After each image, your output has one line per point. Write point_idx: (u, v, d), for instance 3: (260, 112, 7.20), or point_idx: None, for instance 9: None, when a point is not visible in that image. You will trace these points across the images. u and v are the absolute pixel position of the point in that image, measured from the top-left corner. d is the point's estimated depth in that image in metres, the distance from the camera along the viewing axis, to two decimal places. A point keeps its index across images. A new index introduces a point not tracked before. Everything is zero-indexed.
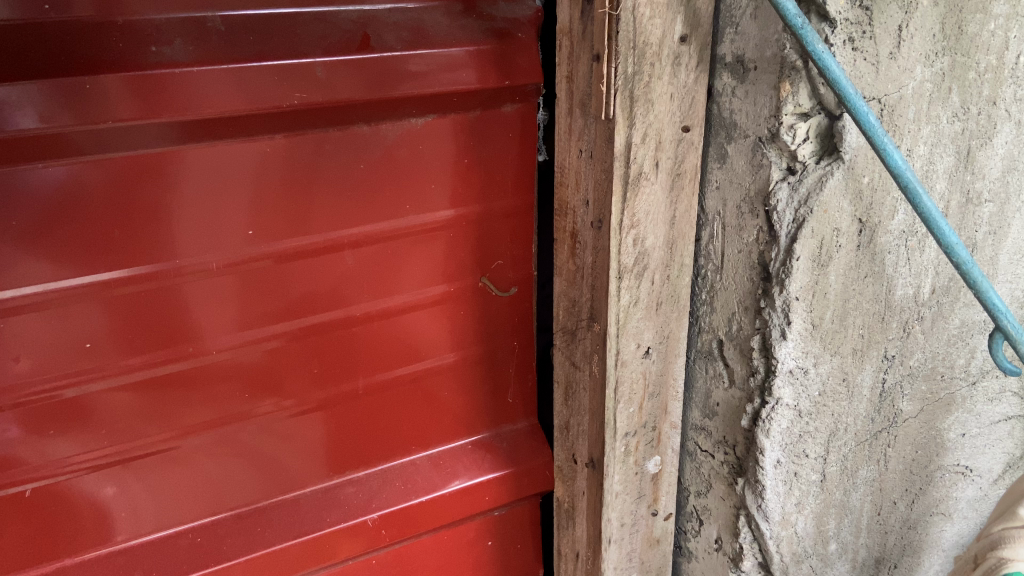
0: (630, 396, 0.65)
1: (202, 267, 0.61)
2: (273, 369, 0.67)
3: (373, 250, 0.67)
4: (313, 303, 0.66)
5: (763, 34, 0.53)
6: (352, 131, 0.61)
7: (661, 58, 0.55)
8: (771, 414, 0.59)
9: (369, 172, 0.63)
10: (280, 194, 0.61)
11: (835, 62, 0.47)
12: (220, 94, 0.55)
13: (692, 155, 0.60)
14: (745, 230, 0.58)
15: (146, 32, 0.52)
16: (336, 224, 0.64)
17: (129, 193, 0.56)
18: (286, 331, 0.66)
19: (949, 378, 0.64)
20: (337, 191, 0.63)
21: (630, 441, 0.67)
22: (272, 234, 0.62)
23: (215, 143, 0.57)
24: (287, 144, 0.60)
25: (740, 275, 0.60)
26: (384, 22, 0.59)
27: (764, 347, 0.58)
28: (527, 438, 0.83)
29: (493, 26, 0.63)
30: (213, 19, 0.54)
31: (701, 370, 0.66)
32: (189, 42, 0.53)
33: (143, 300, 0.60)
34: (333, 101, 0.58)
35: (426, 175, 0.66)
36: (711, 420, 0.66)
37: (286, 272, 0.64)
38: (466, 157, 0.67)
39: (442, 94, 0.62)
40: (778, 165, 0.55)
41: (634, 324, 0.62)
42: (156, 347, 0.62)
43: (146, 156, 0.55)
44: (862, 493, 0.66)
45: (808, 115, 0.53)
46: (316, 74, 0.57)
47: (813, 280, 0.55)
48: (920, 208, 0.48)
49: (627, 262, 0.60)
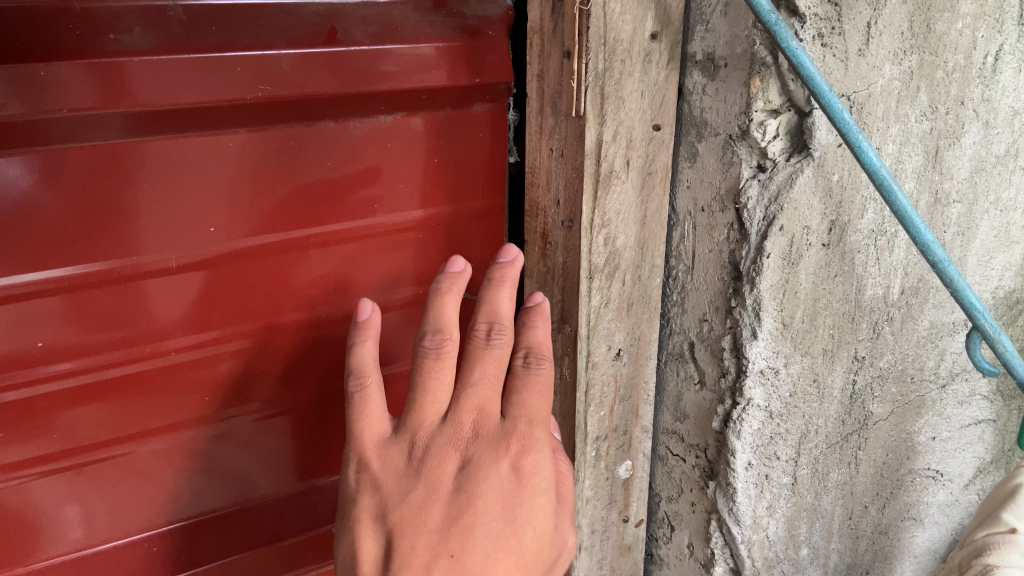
0: (601, 398, 0.64)
1: (162, 265, 0.59)
2: (236, 372, 0.65)
3: (341, 249, 0.65)
4: (278, 304, 0.65)
5: (733, 31, 0.53)
6: (319, 127, 0.60)
7: (632, 55, 0.55)
8: (743, 415, 0.58)
9: (336, 169, 0.62)
10: (244, 191, 0.59)
11: (808, 57, 0.47)
12: (182, 85, 0.53)
13: (663, 154, 0.59)
14: (716, 229, 0.58)
15: (105, 20, 0.50)
16: (302, 221, 0.62)
17: (87, 186, 0.54)
18: (250, 332, 0.64)
19: (918, 380, 0.64)
20: (303, 188, 0.61)
21: (601, 445, 0.65)
22: (236, 232, 0.60)
23: (177, 136, 0.56)
24: (252, 139, 0.58)
25: (710, 275, 0.59)
26: (351, 16, 0.57)
27: (735, 347, 0.58)
28: None
29: (465, 24, 0.62)
30: (174, 8, 0.52)
31: (673, 372, 0.65)
32: (149, 31, 0.52)
33: (100, 298, 0.57)
34: (299, 95, 0.57)
35: (395, 174, 0.65)
36: (682, 423, 0.66)
37: (250, 270, 0.62)
38: (435, 157, 0.66)
39: (410, 91, 0.61)
40: (748, 163, 0.54)
41: (605, 325, 0.61)
42: (113, 347, 0.59)
43: (104, 148, 0.54)
44: (833, 496, 0.66)
45: (777, 112, 0.53)
46: (283, 67, 0.56)
47: (783, 278, 0.55)
48: (895, 206, 0.48)
49: (597, 262, 0.59)
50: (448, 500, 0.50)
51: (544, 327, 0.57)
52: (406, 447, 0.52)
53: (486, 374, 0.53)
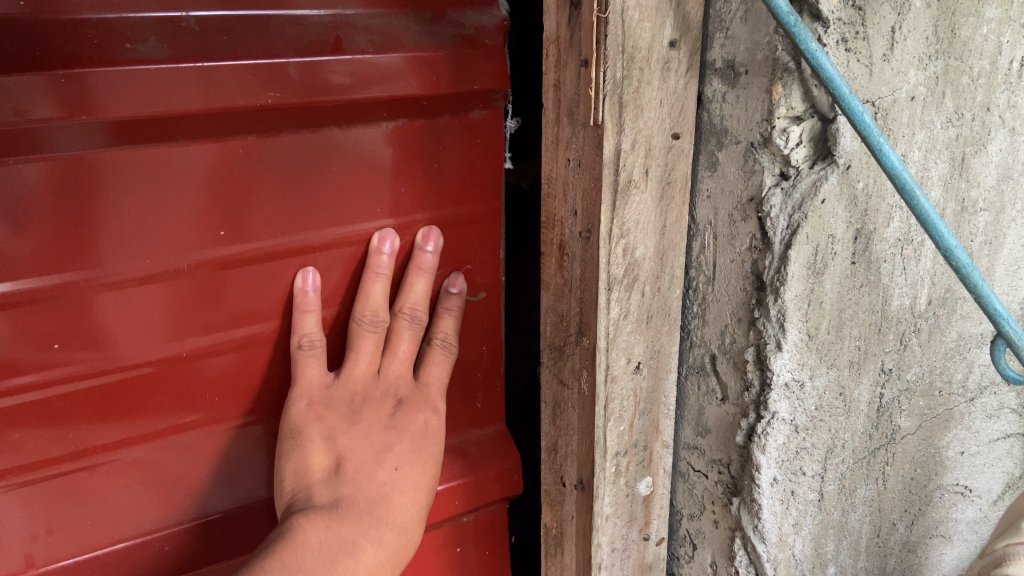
0: (620, 413, 0.62)
1: (166, 272, 0.59)
2: (236, 377, 0.66)
3: (341, 255, 0.66)
4: (279, 312, 0.65)
5: (754, 37, 0.52)
6: (323, 133, 0.61)
7: (651, 63, 0.54)
8: (767, 429, 0.57)
9: (337, 174, 0.62)
10: (248, 199, 0.60)
11: (827, 59, 0.46)
12: (193, 95, 0.54)
13: (682, 164, 0.58)
14: (738, 238, 0.57)
15: (122, 30, 0.51)
16: (305, 229, 0.63)
17: (98, 196, 0.55)
18: (250, 338, 0.65)
19: (946, 394, 0.63)
20: (306, 195, 0.62)
21: (621, 461, 0.64)
22: (241, 239, 0.61)
23: (186, 144, 0.56)
24: (259, 145, 0.59)
25: (733, 286, 0.58)
26: (356, 26, 0.59)
27: (759, 359, 0.56)
28: (495, 443, 0.81)
29: (462, 32, 0.63)
30: (187, 20, 0.53)
31: (693, 386, 0.64)
32: (164, 41, 0.53)
33: (108, 304, 0.58)
34: (307, 102, 0.58)
35: (395, 181, 0.65)
36: (703, 438, 0.64)
37: (252, 277, 0.63)
38: (433, 162, 0.66)
39: (411, 97, 0.62)
40: (771, 171, 0.53)
41: (624, 337, 0.60)
42: (116, 354, 0.60)
43: (114, 157, 0.54)
44: (861, 513, 0.64)
45: (801, 119, 0.52)
46: (291, 74, 0.57)
47: (808, 288, 0.54)
48: (916, 208, 0.47)
49: (616, 273, 0.58)
50: (385, 432, 0.69)
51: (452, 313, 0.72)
52: (348, 395, 0.69)
53: (407, 345, 0.70)
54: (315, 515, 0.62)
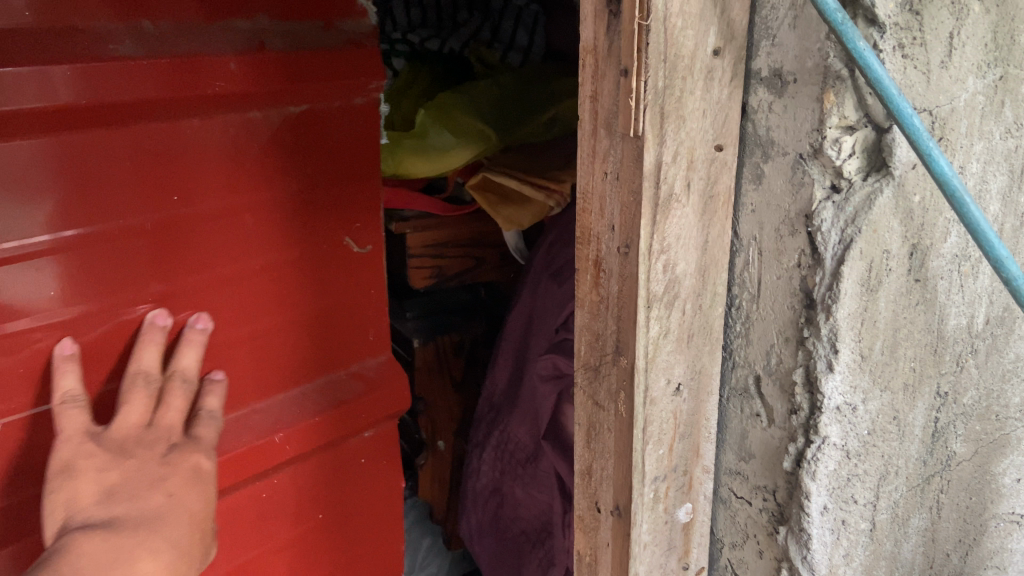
0: (659, 436, 0.60)
1: (134, 229, 0.73)
2: (181, 324, 0.80)
3: (266, 218, 0.83)
4: (211, 265, 0.80)
5: (803, 44, 0.50)
6: (250, 117, 0.79)
7: (694, 72, 0.52)
8: (817, 455, 0.54)
9: (259, 151, 0.81)
10: (193, 168, 0.75)
11: (877, 61, 0.43)
12: (156, 84, 0.70)
13: (725, 176, 0.56)
14: (785, 254, 0.54)
15: (103, 35, 0.68)
16: (236, 191, 0.80)
17: (84, 167, 0.68)
18: (194, 289, 0.79)
19: (1002, 419, 0.62)
20: (238, 163, 0.79)
21: (660, 486, 0.61)
22: (188, 201, 0.76)
23: (148, 125, 0.71)
24: (204, 126, 0.75)
25: (779, 305, 0.56)
26: (271, 32, 0.79)
27: (808, 381, 0.54)
28: (391, 368, 1.04)
29: (350, 38, 0.86)
30: (146, 24, 0.70)
31: (736, 409, 0.61)
32: (134, 42, 0.69)
33: (94, 257, 0.71)
34: (243, 87, 0.76)
35: (301, 158, 0.85)
36: (747, 463, 0.61)
37: (194, 235, 0.78)
38: (329, 139, 0.87)
39: (315, 85, 0.83)
40: (821, 183, 0.51)
41: (664, 357, 0.58)
42: (104, 302, 0.73)
43: (97, 137, 0.68)
44: (914, 544, 0.61)
45: (854, 128, 0.49)
46: (232, 68, 0.75)
47: (861, 306, 0.51)
48: (967, 219, 0.43)
49: (656, 290, 0.56)
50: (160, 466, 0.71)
51: (193, 345, 0.79)
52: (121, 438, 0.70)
53: (176, 394, 0.76)
54: (92, 532, 0.62)
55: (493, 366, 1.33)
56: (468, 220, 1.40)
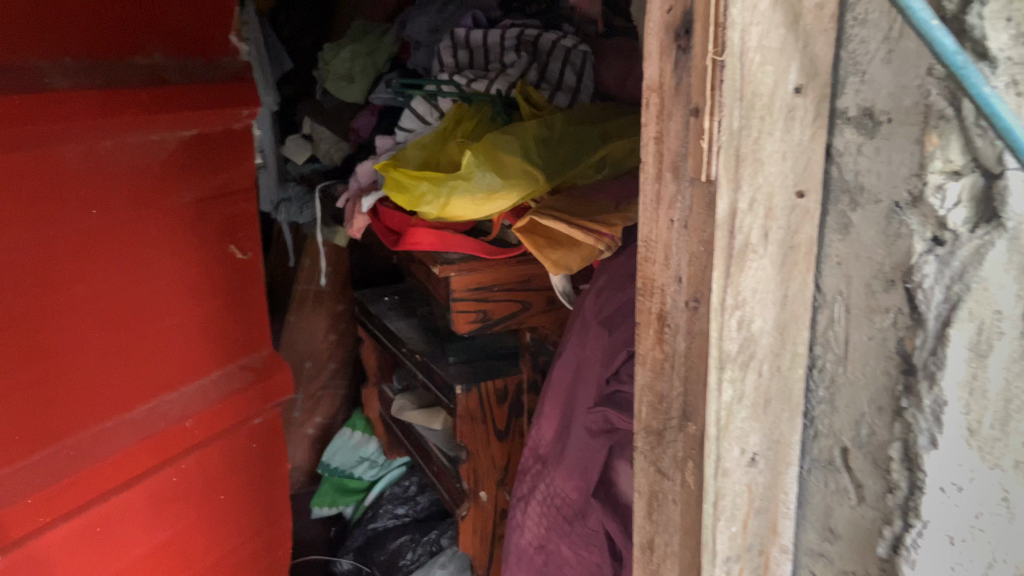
0: (732, 512, 0.55)
1: (74, 230, 0.91)
2: (103, 317, 0.98)
3: (173, 225, 1.05)
4: (126, 266, 1.00)
5: (900, 80, 0.46)
6: (157, 139, 0.98)
7: (773, 111, 0.48)
8: (917, 540, 0.52)
9: (166, 170, 1.01)
10: (114, 182, 0.95)
11: (1000, 104, 0.40)
12: (88, 108, 0.88)
13: (807, 226, 0.51)
14: (878, 313, 0.50)
15: (47, 72, 0.85)
16: (149, 205, 1.00)
17: (40, 177, 0.86)
18: (114, 286, 0.99)
19: None
20: (150, 180, 0.99)
21: (732, 566, 0.56)
22: (109, 211, 0.95)
23: (87, 146, 0.90)
24: (122, 147, 0.94)
25: (871, 369, 0.51)
26: (167, 66, 0.99)
27: (907, 457, 0.51)
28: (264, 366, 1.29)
29: (233, 72, 1.09)
30: (70, 60, 0.88)
31: (818, 482, 0.57)
32: (70, 77, 0.87)
33: (42, 255, 0.89)
34: (157, 113, 0.96)
35: (197, 177, 1.06)
36: (832, 542, 0.57)
37: (115, 238, 0.97)
38: (216, 162, 1.09)
39: (211, 112, 1.04)
40: (921, 235, 0.47)
41: (738, 425, 0.53)
42: (50, 291, 0.91)
43: (45, 154, 0.86)
44: None
45: (959, 174, 0.46)
46: (143, 96, 0.95)
47: (968, 374, 0.47)
48: None
49: (729, 350, 0.51)
50: None
51: None
52: None
53: None
54: None
55: (539, 417, 1.27)
56: (514, 264, 1.35)
